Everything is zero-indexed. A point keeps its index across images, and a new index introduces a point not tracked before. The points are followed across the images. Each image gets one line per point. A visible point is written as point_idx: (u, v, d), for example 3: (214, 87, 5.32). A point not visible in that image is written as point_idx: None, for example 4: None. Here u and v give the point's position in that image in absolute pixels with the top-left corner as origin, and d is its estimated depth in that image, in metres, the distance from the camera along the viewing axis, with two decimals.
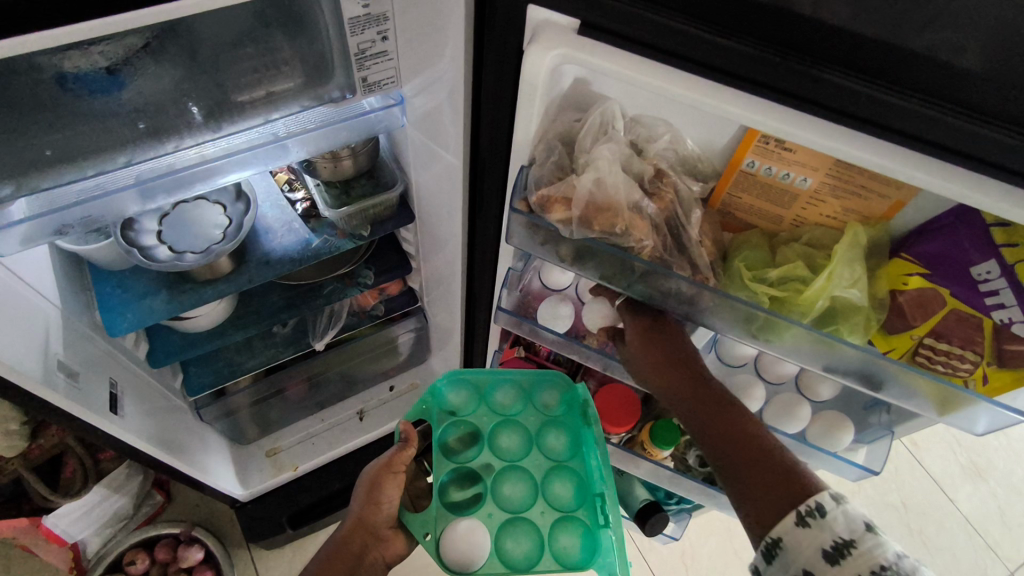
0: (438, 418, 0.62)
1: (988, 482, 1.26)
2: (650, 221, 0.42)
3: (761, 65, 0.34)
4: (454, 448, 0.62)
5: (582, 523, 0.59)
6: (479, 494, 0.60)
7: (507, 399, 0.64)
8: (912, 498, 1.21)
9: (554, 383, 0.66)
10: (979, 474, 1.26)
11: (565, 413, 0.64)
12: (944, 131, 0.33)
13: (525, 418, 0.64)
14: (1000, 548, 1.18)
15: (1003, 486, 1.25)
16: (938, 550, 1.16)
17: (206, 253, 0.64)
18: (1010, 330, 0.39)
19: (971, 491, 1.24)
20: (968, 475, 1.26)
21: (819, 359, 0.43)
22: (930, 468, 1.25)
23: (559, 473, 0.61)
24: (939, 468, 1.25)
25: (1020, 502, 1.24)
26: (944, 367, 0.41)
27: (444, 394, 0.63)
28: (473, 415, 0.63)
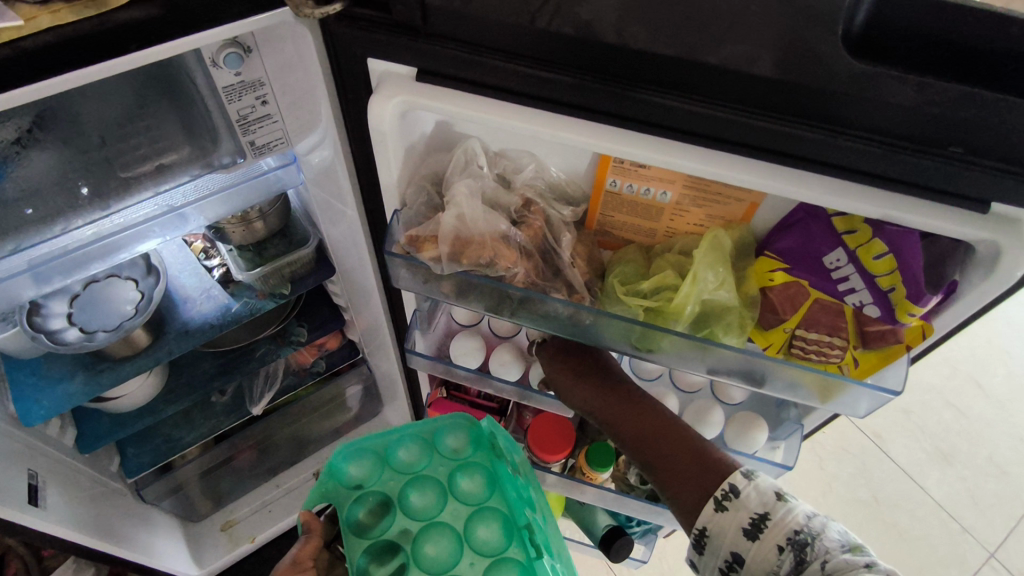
0: (344, 498, 0.62)
1: (954, 466, 1.27)
2: (519, 248, 0.44)
3: (584, 92, 0.36)
4: (367, 523, 0.60)
5: (515, 560, 0.58)
6: (402, 564, 0.58)
7: (411, 455, 0.64)
8: (883, 491, 1.22)
9: (456, 428, 0.67)
10: (946, 459, 1.27)
11: (475, 452, 0.65)
12: (759, 133, 0.35)
13: (434, 470, 0.64)
14: (976, 530, 1.19)
15: (970, 468, 1.27)
16: (915, 542, 1.17)
17: (116, 328, 0.64)
18: (865, 312, 0.41)
19: (940, 477, 1.25)
20: (935, 461, 1.27)
21: (702, 362, 0.45)
22: (896, 458, 1.26)
23: (480, 516, 0.61)
24: (905, 457, 1.27)
25: (987, 482, 1.26)
26: (817, 356, 0.43)
27: (345, 471, 0.63)
28: (379, 483, 0.63)
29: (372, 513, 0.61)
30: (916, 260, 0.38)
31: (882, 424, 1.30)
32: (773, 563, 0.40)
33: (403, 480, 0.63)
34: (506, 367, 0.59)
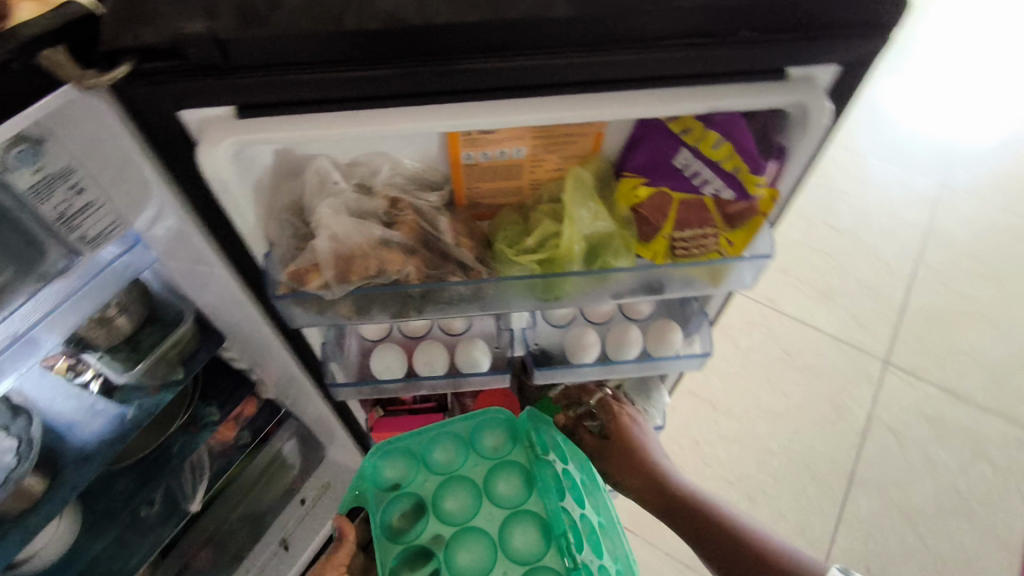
0: (378, 499, 0.67)
1: (837, 298, 1.44)
2: (402, 248, 0.45)
3: (412, 79, 0.36)
4: (401, 527, 0.66)
5: (549, 568, 0.65)
6: (434, 569, 0.64)
7: (445, 455, 0.69)
8: (789, 344, 1.37)
9: (493, 426, 0.71)
10: (829, 295, 1.44)
11: (511, 450, 0.70)
12: (583, 70, 0.37)
13: (469, 471, 0.69)
14: (868, 346, 1.38)
15: (850, 296, 1.44)
16: (826, 374, 1.34)
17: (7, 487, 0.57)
18: (723, 198, 0.45)
19: (829, 312, 1.42)
20: (821, 301, 1.43)
21: (604, 290, 0.50)
22: (789, 310, 1.42)
23: (516, 517, 0.67)
24: (795, 306, 1.42)
25: (865, 302, 1.44)
26: (697, 248, 0.47)
27: (381, 472, 0.68)
28: (415, 484, 0.68)
29: (407, 515, 0.66)
30: (743, 137, 0.43)
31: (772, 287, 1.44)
32: None
33: (437, 483, 0.68)
34: (431, 364, 0.59)
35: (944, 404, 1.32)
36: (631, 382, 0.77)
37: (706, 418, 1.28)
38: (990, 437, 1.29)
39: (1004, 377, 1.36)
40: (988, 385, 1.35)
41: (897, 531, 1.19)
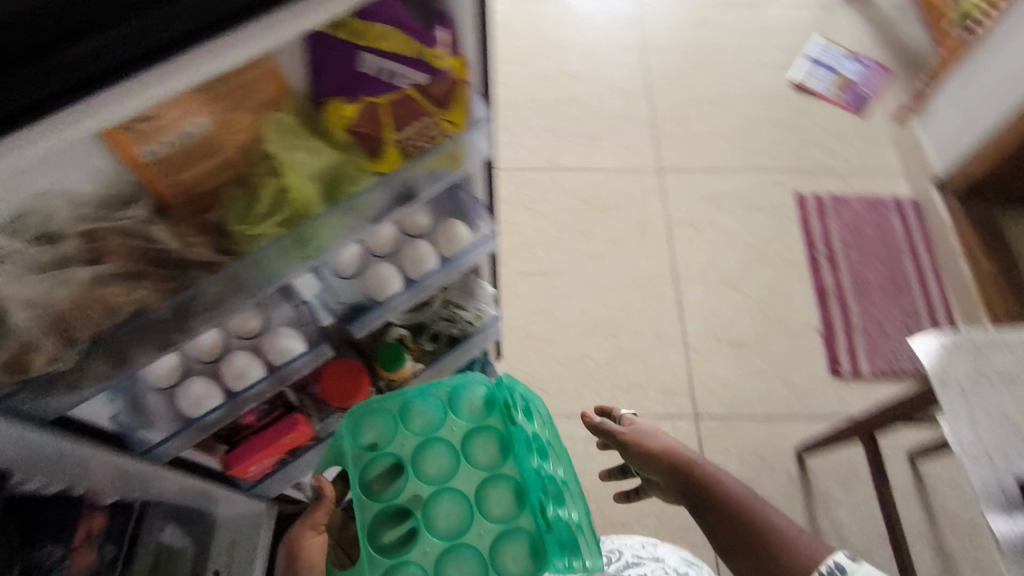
0: (359, 457, 0.67)
1: (601, 138, 1.70)
2: (122, 275, 0.46)
3: (10, 98, 0.33)
4: (380, 487, 0.66)
5: (524, 530, 0.66)
6: (411, 530, 0.65)
7: (424, 420, 0.70)
8: (586, 191, 1.62)
9: (470, 389, 0.72)
10: (594, 138, 1.70)
11: (489, 415, 0.71)
12: (182, 15, 0.35)
13: (447, 434, 0.70)
14: (641, 164, 1.66)
15: (611, 133, 1.70)
16: (616, 200, 1.61)
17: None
18: (423, 86, 0.47)
19: (600, 151, 1.68)
20: (588, 143, 1.69)
21: (365, 219, 0.53)
22: (572, 163, 1.66)
23: (492, 482, 0.68)
24: (576, 158, 1.66)
25: (623, 127, 1.71)
26: (424, 139, 0.50)
27: (360, 435, 0.68)
28: (394, 445, 0.68)
29: (384, 473, 0.67)
30: (399, 16, 0.46)
31: (551, 154, 1.66)
32: None
33: (416, 445, 0.69)
34: (244, 373, 0.57)
35: (709, 181, 1.63)
36: (454, 290, 0.78)
37: (549, 287, 1.49)
38: (748, 189, 1.62)
39: (740, 139, 1.69)
40: (732, 150, 1.68)
41: (718, 292, 1.49)
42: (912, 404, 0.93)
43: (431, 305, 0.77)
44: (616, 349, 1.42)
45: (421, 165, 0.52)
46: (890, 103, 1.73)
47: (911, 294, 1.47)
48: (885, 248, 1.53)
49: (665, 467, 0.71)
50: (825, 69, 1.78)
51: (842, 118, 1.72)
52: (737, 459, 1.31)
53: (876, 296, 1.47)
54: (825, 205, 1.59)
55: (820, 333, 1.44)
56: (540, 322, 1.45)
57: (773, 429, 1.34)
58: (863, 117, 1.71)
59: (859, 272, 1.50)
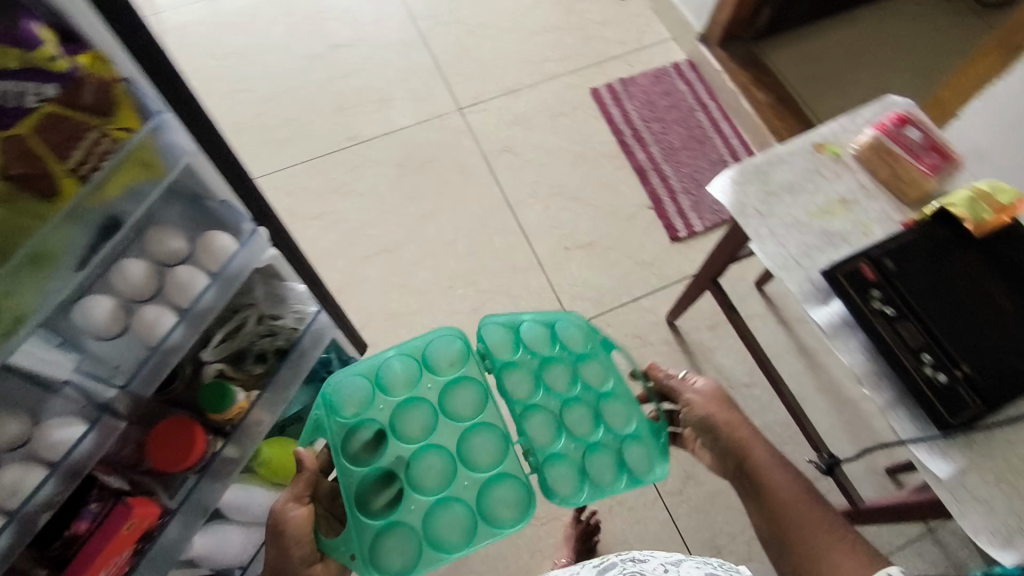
0: (337, 425, 0.71)
1: (393, 97, 1.67)
2: None
3: None
4: (362, 453, 0.70)
5: (510, 475, 0.71)
6: (399, 492, 0.68)
7: (399, 380, 0.75)
8: (396, 154, 1.59)
9: (442, 345, 0.77)
10: (385, 100, 1.67)
11: (464, 369, 0.76)
12: None
13: (425, 394, 0.75)
14: (439, 109, 1.65)
15: (399, 90, 1.68)
16: (428, 150, 1.60)
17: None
18: (70, 102, 0.51)
19: (396, 110, 1.65)
20: (380, 106, 1.66)
21: (67, 264, 0.55)
22: (373, 132, 1.63)
23: (474, 432, 0.73)
24: (375, 125, 1.64)
25: (409, 79, 1.70)
26: (101, 158, 0.54)
27: (336, 405, 0.72)
28: (371, 411, 0.73)
29: (366, 442, 0.70)
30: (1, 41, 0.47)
31: (346, 127, 1.64)
32: None
33: (404, 407, 0.73)
34: (23, 480, 0.54)
35: (509, 105, 1.65)
36: (266, 301, 0.75)
37: (395, 262, 1.46)
38: (546, 99, 1.66)
39: (523, 56, 1.72)
40: (519, 69, 1.70)
41: (553, 205, 1.52)
42: (733, 242, 1.01)
43: (247, 324, 0.73)
44: (480, 295, 1.42)
45: (116, 190, 0.56)
46: None
47: (712, 142, 1.59)
48: (678, 111, 1.63)
49: (729, 455, 0.78)
50: None
51: (605, 6, 1.78)
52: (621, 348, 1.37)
53: (684, 156, 1.57)
54: (616, 92, 1.66)
55: (652, 207, 1.52)
56: (399, 298, 1.42)
57: (642, 310, 1.41)
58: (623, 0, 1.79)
59: (663, 139, 1.59)
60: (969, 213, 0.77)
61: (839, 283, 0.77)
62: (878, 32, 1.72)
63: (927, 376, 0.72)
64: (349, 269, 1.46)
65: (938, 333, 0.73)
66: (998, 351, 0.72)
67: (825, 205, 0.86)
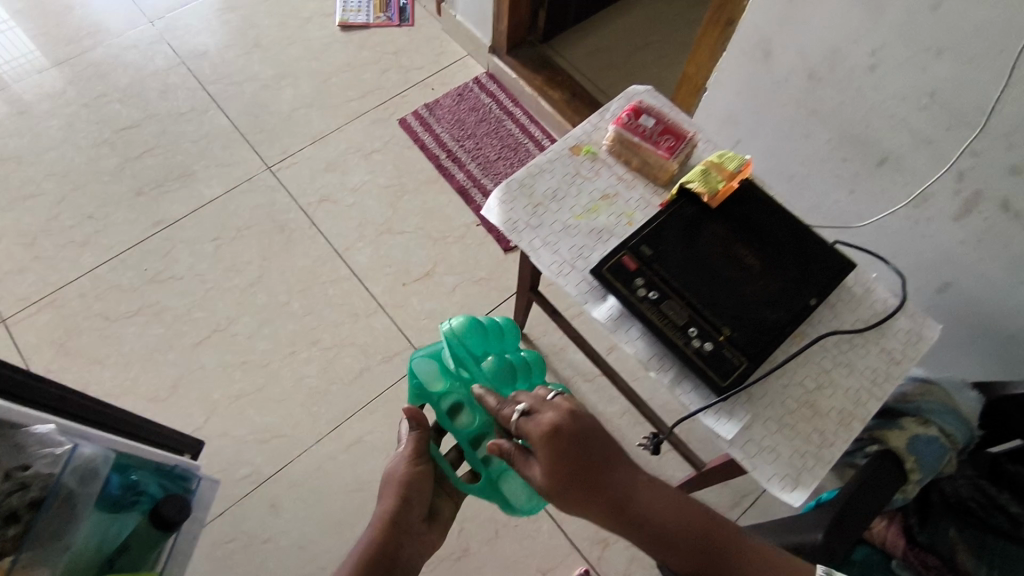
0: (427, 394, 0.81)
1: (196, 168, 1.57)
2: None
3: None
4: (457, 417, 0.79)
5: None
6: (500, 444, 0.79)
7: (471, 351, 0.80)
8: (211, 229, 1.50)
9: (490, 322, 0.86)
10: (188, 173, 1.57)
11: (505, 344, 0.87)
12: None
13: (496, 360, 0.82)
14: (248, 170, 1.58)
15: (201, 161, 1.58)
16: (244, 215, 1.52)
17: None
18: None
19: (202, 181, 1.56)
20: (182, 179, 1.56)
21: None
22: (180, 211, 1.52)
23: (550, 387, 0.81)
24: (181, 203, 1.53)
25: (209, 145, 1.61)
26: None
27: (424, 376, 0.81)
28: (452, 380, 0.81)
29: (469, 410, 0.79)
30: None
31: (153, 213, 1.51)
32: None
33: (490, 365, 0.81)
34: None
35: (318, 152, 1.61)
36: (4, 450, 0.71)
37: (229, 341, 1.37)
38: (355, 139, 1.64)
39: (324, 101, 1.69)
40: (322, 114, 1.67)
41: (382, 243, 1.50)
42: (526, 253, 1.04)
43: None
44: (325, 352, 1.37)
45: None
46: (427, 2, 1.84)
47: (525, 147, 1.63)
48: (487, 124, 1.66)
49: (610, 505, 0.66)
50: (359, 2, 1.85)
51: (397, 36, 1.80)
52: None
53: (501, 166, 1.60)
54: (423, 118, 1.66)
55: (480, 223, 1.53)
56: (242, 376, 1.34)
57: None
58: (413, 27, 1.81)
59: (478, 154, 1.62)
60: (704, 187, 0.81)
61: (606, 280, 0.80)
62: (653, 14, 1.84)
63: (696, 348, 0.76)
64: (183, 360, 1.35)
65: (699, 304, 0.77)
66: (752, 308, 0.77)
67: (588, 205, 0.89)
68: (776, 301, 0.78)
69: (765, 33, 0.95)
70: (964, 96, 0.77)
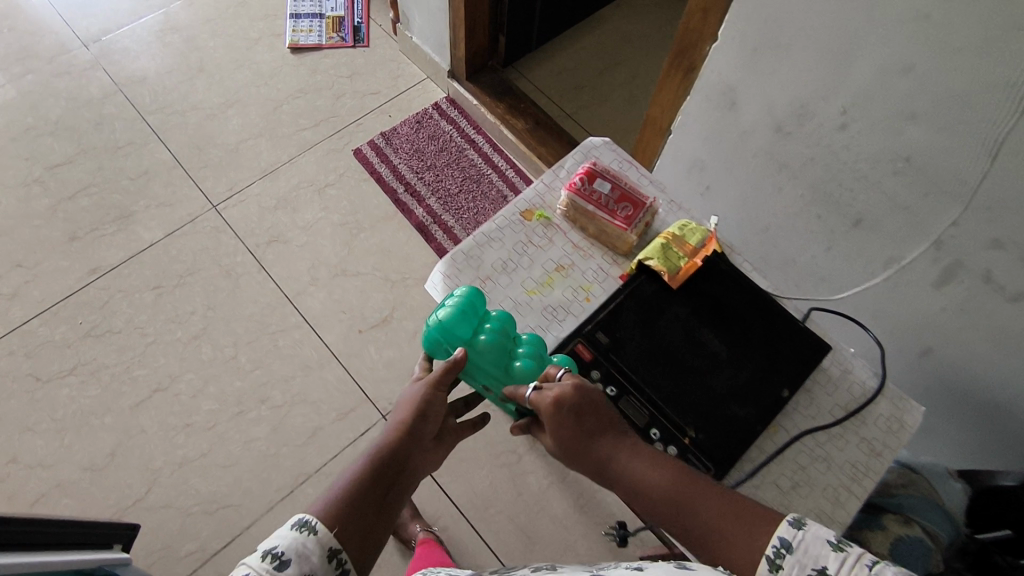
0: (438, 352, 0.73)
1: (136, 208, 1.46)
2: None
3: None
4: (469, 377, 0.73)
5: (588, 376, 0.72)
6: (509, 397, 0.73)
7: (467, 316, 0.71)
8: (152, 277, 1.39)
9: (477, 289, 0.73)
10: (127, 214, 1.45)
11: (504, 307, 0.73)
12: None
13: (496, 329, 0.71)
14: (193, 210, 1.47)
15: (143, 200, 1.47)
16: (188, 260, 1.41)
17: (322, 545, 0.58)
18: None
19: (143, 224, 1.44)
20: (120, 221, 1.44)
21: None
22: (120, 257, 1.40)
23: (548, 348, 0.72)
24: (120, 249, 1.41)
25: (149, 181, 1.49)
26: None
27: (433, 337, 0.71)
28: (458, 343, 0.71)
29: (486, 353, 0.70)
30: None
31: (90, 259, 1.40)
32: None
33: (492, 323, 0.71)
34: None
35: (267, 189, 1.50)
36: None
37: (172, 401, 1.27)
38: (307, 173, 1.53)
39: (274, 130, 1.58)
40: (271, 145, 1.56)
41: (337, 286, 1.40)
42: None
43: None
44: (276, 411, 1.28)
45: None
46: (383, 22, 1.74)
47: (488, 178, 1.54)
48: (448, 154, 1.57)
49: (597, 458, 0.64)
50: (311, 22, 1.74)
51: (351, 58, 1.69)
52: None
53: (463, 200, 1.52)
54: (380, 148, 1.57)
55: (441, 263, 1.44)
56: (185, 441, 1.24)
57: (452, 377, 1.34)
58: (368, 47, 1.71)
59: (439, 187, 1.53)
60: (664, 265, 0.74)
61: None
62: (622, 31, 1.76)
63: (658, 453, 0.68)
64: (120, 425, 1.24)
65: (660, 402, 0.70)
66: (718, 404, 0.70)
67: (542, 277, 0.81)
68: (744, 395, 0.71)
69: (730, 83, 0.90)
70: (940, 163, 0.72)
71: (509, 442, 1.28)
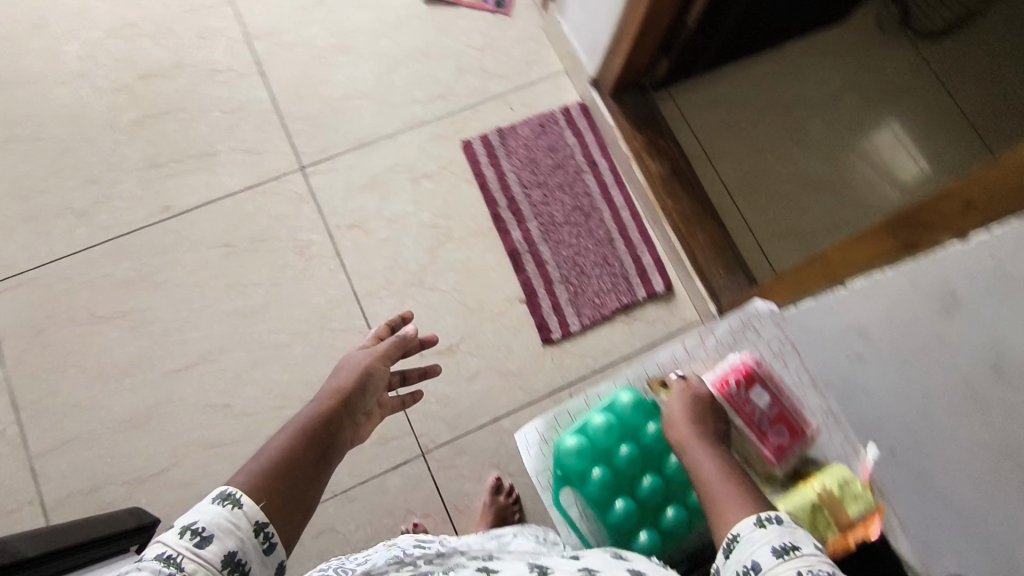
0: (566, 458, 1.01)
1: (221, 149, 1.34)
2: None
3: None
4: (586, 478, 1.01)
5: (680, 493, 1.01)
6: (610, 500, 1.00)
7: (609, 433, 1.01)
8: (222, 232, 1.29)
9: (631, 401, 1.03)
10: (211, 152, 1.34)
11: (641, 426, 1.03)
12: None
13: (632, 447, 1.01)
14: (279, 166, 1.34)
15: (229, 140, 1.35)
16: (262, 223, 1.30)
17: (249, 518, 0.60)
18: None
19: (224, 168, 1.33)
20: (201, 160, 1.33)
21: None
22: (194, 199, 1.31)
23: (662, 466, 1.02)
24: (196, 190, 1.31)
25: (241, 121, 1.37)
26: None
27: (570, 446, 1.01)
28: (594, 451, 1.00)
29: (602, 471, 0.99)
30: None
31: (163, 194, 1.31)
32: (756, 527, 0.64)
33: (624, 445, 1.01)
34: None
35: (361, 163, 1.36)
36: None
37: (216, 376, 1.22)
38: (407, 154, 1.38)
39: (384, 93, 1.41)
40: (377, 111, 1.40)
41: (409, 297, 1.29)
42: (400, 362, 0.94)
43: None
44: None
45: None
46: None
47: (599, 216, 1.36)
48: (564, 172, 1.38)
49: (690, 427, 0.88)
50: None
51: (487, 26, 1.47)
52: (475, 478, 1.21)
53: (566, 233, 1.34)
54: (492, 146, 1.39)
55: (523, 299, 1.30)
56: (220, 422, 1.19)
57: (503, 431, 1.24)
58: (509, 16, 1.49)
59: (543, 211, 1.36)
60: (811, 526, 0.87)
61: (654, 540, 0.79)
62: (806, 69, 1.47)
63: None
64: (159, 387, 1.20)
65: None
66: None
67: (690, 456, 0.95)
68: None
69: (955, 287, 0.72)
70: None
71: (542, 521, 1.21)
